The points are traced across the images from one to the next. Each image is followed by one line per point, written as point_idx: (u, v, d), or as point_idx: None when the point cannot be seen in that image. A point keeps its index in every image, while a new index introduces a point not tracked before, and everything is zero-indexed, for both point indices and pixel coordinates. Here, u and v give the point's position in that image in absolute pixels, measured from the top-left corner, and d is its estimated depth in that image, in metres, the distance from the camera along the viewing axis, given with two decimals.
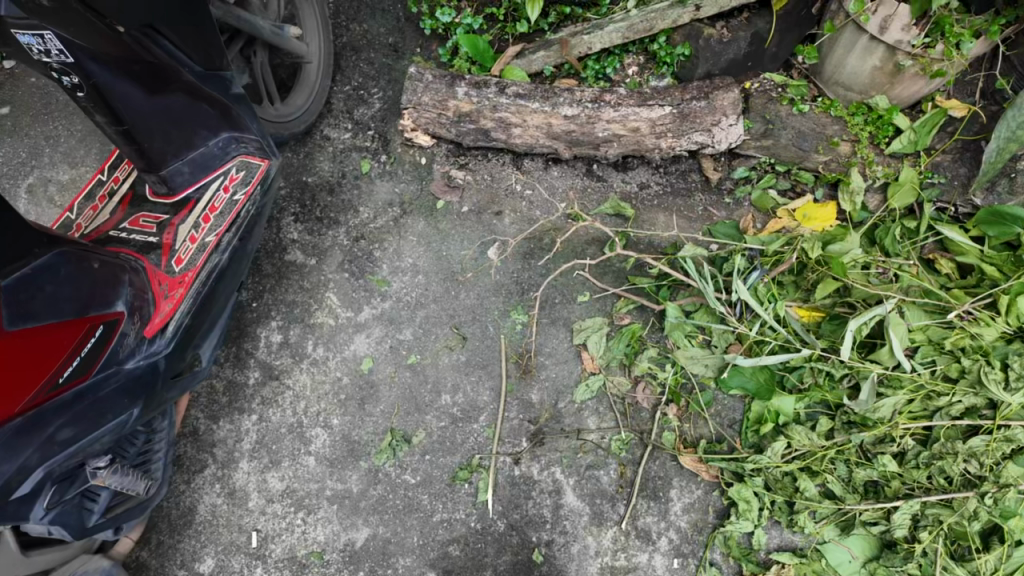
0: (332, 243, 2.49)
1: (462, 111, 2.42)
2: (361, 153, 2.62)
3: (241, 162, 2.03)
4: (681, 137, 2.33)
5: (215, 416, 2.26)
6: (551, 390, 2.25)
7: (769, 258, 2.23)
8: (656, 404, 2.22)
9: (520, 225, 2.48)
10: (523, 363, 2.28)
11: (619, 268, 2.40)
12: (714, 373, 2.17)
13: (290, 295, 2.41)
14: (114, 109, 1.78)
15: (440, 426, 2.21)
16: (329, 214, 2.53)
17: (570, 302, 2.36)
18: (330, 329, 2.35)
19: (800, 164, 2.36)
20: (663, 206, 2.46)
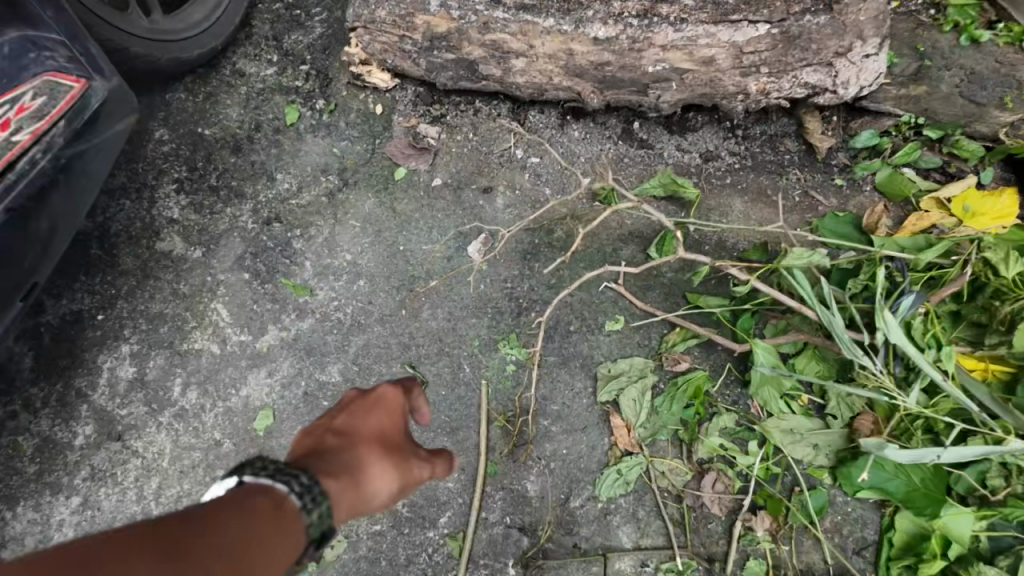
0: (232, 226, 1.63)
1: (434, 31, 1.53)
2: (288, 97, 1.75)
3: (46, 82, 1.12)
4: (783, 75, 1.45)
5: (18, 499, 1.46)
6: (559, 478, 1.42)
7: (922, 275, 1.38)
8: (732, 510, 1.39)
9: (518, 208, 1.62)
10: (515, 431, 1.46)
11: (670, 282, 1.52)
12: (828, 459, 1.36)
13: (155, 305, 1.56)
14: None
15: (374, 532, 1.42)
16: (230, 185, 1.68)
17: (590, 333, 1.50)
18: (211, 364, 1.52)
19: (964, 130, 1.50)
20: (738, 188, 1.62)
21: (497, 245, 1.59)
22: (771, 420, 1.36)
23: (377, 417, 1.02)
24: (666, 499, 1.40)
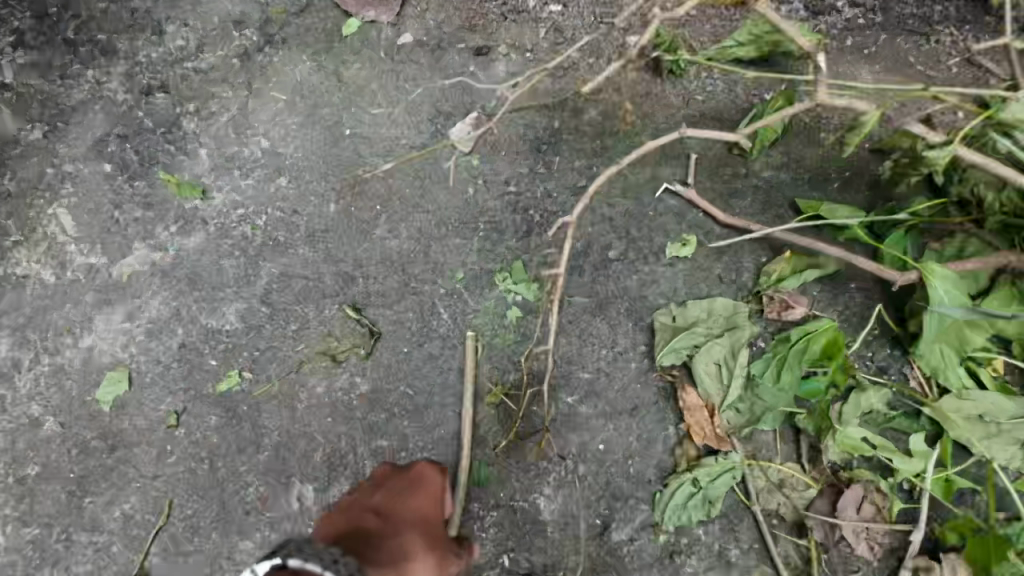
0: (89, 91, 1.04)
1: None
2: None
3: None
4: None
5: None
6: (590, 489, 0.91)
7: None
8: (889, 550, 0.89)
9: (521, 80, 1.02)
10: (518, 410, 0.93)
11: (771, 182, 0.98)
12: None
13: None
14: None
15: None
16: (84, 37, 1.05)
17: (639, 262, 0.95)
18: (42, 305, 0.97)
19: None
20: (877, 56, 0.99)
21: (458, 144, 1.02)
22: (948, 401, 0.86)
23: (416, 500, 0.86)
24: (767, 523, 0.89)
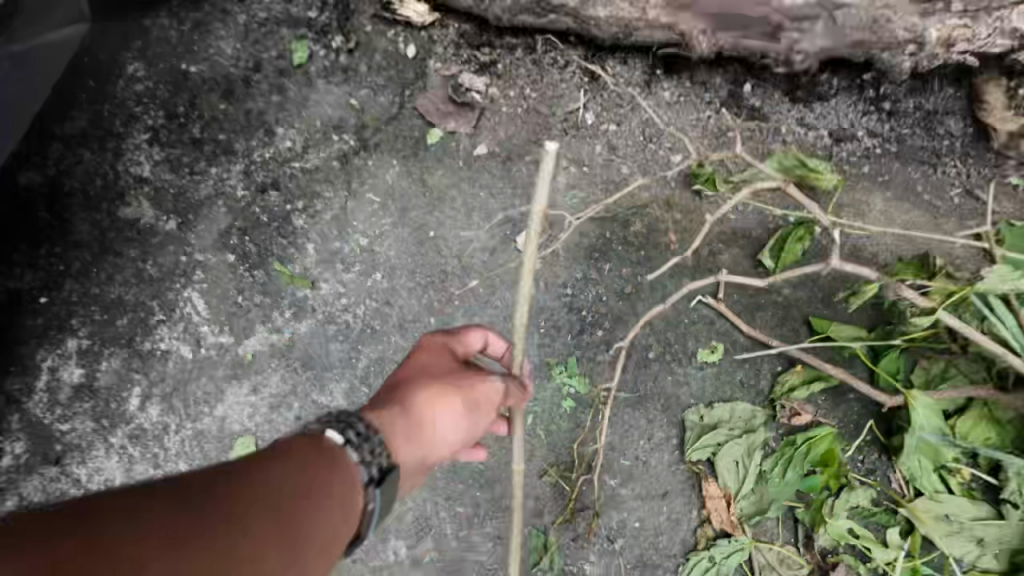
0: (215, 188, 1.24)
1: None
2: (285, 25, 1.24)
3: None
4: (980, 17, 1.05)
5: None
6: (628, 549, 1.16)
7: None
8: None
9: (585, 193, 1.21)
10: (571, 485, 1.16)
11: (790, 299, 1.16)
12: (997, 560, 1.06)
13: (117, 290, 1.23)
14: None
15: None
16: (213, 138, 1.24)
17: (676, 365, 1.16)
18: (181, 375, 1.24)
19: None
20: (881, 180, 1.21)
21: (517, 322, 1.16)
22: (922, 502, 1.08)
23: (427, 358, 1.00)
24: None
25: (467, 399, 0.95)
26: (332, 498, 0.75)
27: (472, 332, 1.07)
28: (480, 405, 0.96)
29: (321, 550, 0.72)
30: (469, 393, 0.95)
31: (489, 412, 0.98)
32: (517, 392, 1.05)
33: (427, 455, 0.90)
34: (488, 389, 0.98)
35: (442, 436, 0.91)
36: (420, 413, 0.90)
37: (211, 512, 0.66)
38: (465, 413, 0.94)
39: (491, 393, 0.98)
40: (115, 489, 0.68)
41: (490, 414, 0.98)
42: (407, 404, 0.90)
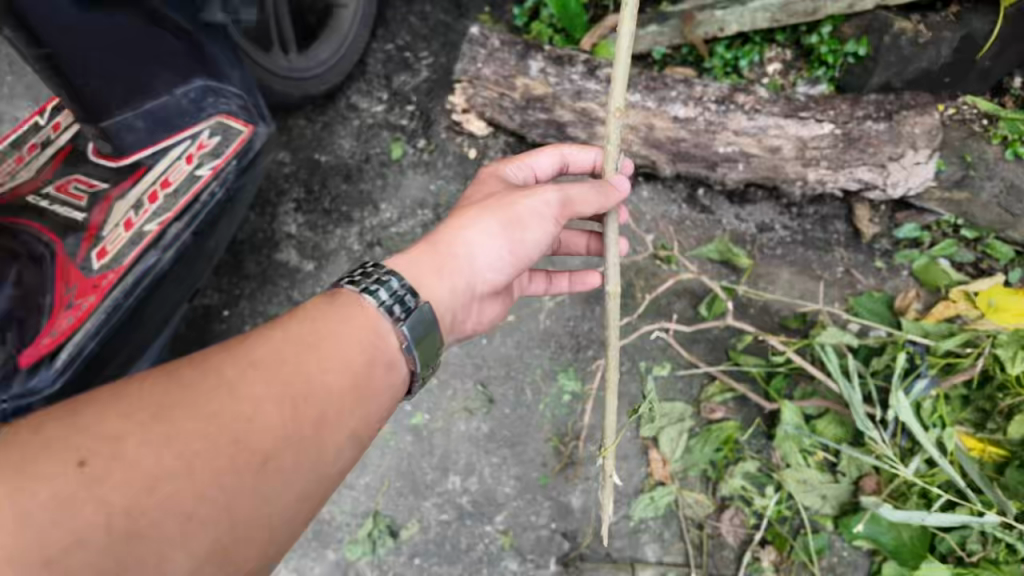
0: (337, 245, 1.89)
1: (532, 94, 1.77)
2: (394, 133, 1.96)
3: (218, 124, 1.43)
4: (838, 170, 1.61)
5: None
6: (600, 499, 1.60)
7: (941, 361, 1.58)
8: (745, 541, 1.58)
9: None
10: (566, 451, 1.64)
11: (716, 335, 1.71)
12: (833, 508, 1.57)
13: (273, 308, 1.85)
14: (27, 22, 1.19)
15: (441, 520, 1.62)
16: (341, 208, 1.91)
17: (640, 375, 1.69)
18: None
19: (998, 231, 1.66)
20: (789, 259, 1.77)
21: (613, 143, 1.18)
22: (789, 471, 1.57)
23: (486, 183, 1.26)
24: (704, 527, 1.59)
25: (499, 228, 1.11)
26: (457, 239, 1.10)
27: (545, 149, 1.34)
28: (524, 221, 1.12)
29: (353, 381, 0.84)
30: (508, 206, 1.13)
31: (540, 214, 1.13)
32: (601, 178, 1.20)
33: (454, 287, 1.07)
34: (530, 202, 1.13)
35: (472, 268, 1.10)
36: (447, 237, 1.11)
37: (206, 380, 0.77)
38: (496, 232, 1.11)
39: (535, 206, 1.13)
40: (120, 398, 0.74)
41: (545, 211, 1.13)
42: (444, 231, 1.12)
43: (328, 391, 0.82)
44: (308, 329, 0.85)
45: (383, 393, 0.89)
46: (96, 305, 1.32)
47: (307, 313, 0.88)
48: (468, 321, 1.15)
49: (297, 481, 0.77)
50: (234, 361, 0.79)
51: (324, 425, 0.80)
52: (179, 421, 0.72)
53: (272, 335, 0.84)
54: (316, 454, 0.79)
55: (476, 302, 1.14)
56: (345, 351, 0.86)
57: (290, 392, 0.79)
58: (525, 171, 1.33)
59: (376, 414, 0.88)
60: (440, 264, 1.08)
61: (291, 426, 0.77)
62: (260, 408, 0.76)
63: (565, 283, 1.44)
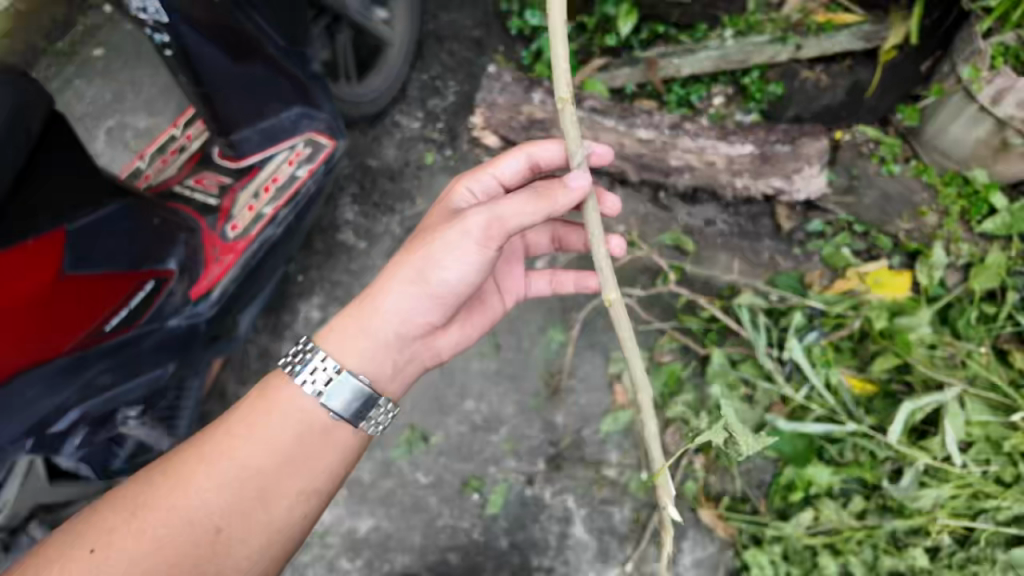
0: (384, 229, 2.42)
1: (534, 118, 2.35)
2: (427, 144, 2.52)
3: (308, 138, 2.03)
4: (756, 180, 2.20)
5: (243, 380, 2.27)
6: (576, 416, 2.18)
7: (830, 320, 2.14)
8: (684, 450, 2.14)
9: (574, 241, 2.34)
10: (554, 383, 2.21)
11: (668, 300, 2.28)
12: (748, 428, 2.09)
13: (335, 275, 2.37)
14: (197, 70, 1.78)
15: (460, 431, 2.19)
16: (386, 201, 2.45)
17: (611, 330, 2.26)
18: None
19: (880, 227, 2.21)
20: (727, 246, 2.31)
21: (580, 159, 1.36)
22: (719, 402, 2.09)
23: (436, 218, 1.52)
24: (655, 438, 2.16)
25: (410, 280, 1.38)
26: (378, 295, 1.39)
27: (511, 152, 1.52)
28: (438, 260, 1.36)
29: (292, 455, 1.28)
30: (423, 252, 1.37)
31: (455, 249, 1.36)
32: (558, 181, 1.37)
33: (378, 338, 1.38)
34: (443, 238, 1.36)
35: (390, 317, 1.38)
36: (373, 295, 1.39)
37: (221, 452, 1.25)
38: (409, 291, 1.38)
39: (452, 241, 1.35)
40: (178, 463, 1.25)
41: (459, 244, 1.35)
42: (375, 285, 1.41)
43: (274, 465, 1.26)
44: (259, 417, 1.29)
45: (324, 455, 1.32)
46: (235, 260, 1.85)
47: (260, 404, 1.31)
48: (405, 358, 1.44)
49: (248, 535, 1.23)
50: (205, 455, 1.25)
51: (271, 493, 1.26)
52: (169, 502, 1.20)
53: (240, 422, 1.29)
54: (266, 511, 1.25)
55: (407, 341, 1.42)
56: (287, 435, 1.28)
57: (245, 477, 1.24)
58: (489, 180, 1.53)
59: (320, 471, 1.31)
60: (365, 318, 1.38)
61: (242, 499, 1.23)
62: (213, 493, 1.22)
63: (571, 283, 1.84)
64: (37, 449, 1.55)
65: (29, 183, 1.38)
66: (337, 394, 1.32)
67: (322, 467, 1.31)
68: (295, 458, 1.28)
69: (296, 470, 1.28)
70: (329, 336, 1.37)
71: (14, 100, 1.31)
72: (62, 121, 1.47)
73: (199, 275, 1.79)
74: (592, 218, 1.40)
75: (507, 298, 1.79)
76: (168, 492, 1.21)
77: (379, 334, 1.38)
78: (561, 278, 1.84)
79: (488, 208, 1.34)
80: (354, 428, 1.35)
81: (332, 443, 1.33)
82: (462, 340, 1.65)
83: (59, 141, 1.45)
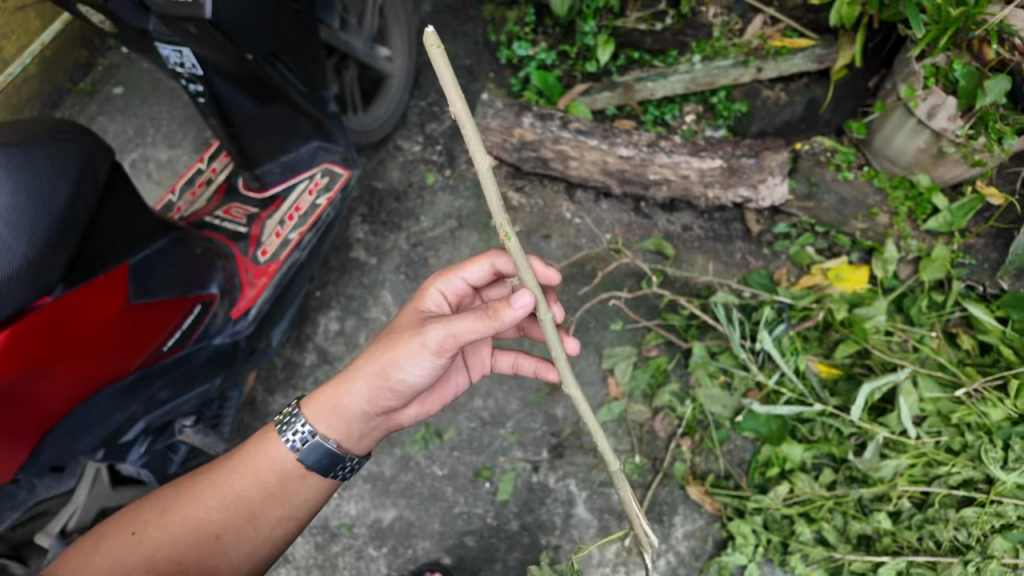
0: (392, 245, 2.64)
1: (525, 140, 2.54)
2: (428, 166, 2.74)
3: (325, 168, 2.25)
4: (726, 190, 2.47)
5: (272, 389, 2.50)
6: (575, 408, 2.42)
7: (796, 313, 2.39)
8: (672, 434, 2.38)
9: (566, 250, 2.59)
10: (553, 379, 2.45)
11: (654, 301, 2.53)
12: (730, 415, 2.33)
13: (349, 289, 2.60)
14: (226, 114, 2.03)
15: (470, 426, 2.42)
16: (393, 219, 2.68)
17: (602, 329, 2.50)
18: (383, 325, 2.54)
19: (837, 228, 2.48)
20: (704, 249, 2.57)
21: (530, 280, 1.32)
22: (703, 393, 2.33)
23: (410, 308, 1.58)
24: (647, 424, 2.40)
25: (374, 373, 1.42)
26: (347, 379, 1.45)
27: (478, 261, 1.61)
28: (400, 361, 1.41)
29: (275, 490, 1.43)
30: (388, 349, 1.42)
31: (416, 354, 1.40)
32: (507, 300, 1.33)
33: (342, 421, 1.44)
34: (406, 345, 1.40)
35: (357, 397, 1.44)
36: (342, 382, 1.45)
37: (224, 475, 1.43)
38: (371, 382, 1.43)
39: (413, 347, 1.39)
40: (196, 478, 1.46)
41: (418, 351, 1.39)
42: (345, 373, 1.47)
43: (261, 494, 1.42)
44: (255, 451, 1.45)
45: (302, 491, 1.45)
46: (268, 282, 2.08)
47: (256, 442, 1.47)
48: (368, 432, 1.50)
49: (241, 543, 1.41)
50: (212, 479, 1.44)
51: (257, 516, 1.42)
52: (182, 511, 1.41)
53: (243, 454, 1.46)
54: (252, 531, 1.41)
55: (372, 418, 1.47)
56: (272, 473, 1.43)
57: (236, 502, 1.40)
58: (458, 281, 1.62)
59: (299, 503, 1.46)
60: (337, 394, 1.45)
61: (234, 518, 1.40)
62: (213, 509, 1.40)
63: (531, 368, 1.84)
64: (107, 457, 1.84)
65: (98, 226, 1.61)
66: (311, 453, 1.42)
67: (300, 500, 1.46)
68: (278, 492, 1.43)
69: (280, 501, 1.43)
70: (311, 401, 1.46)
71: (84, 156, 1.53)
72: (120, 169, 1.69)
73: (237, 297, 2.03)
74: (548, 328, 1.37)
75: (472, 373, 1.81)
76: (184, 503, 1.42)
77: (348, 412, 1.44)
78: (522, 362, 1.84)
79: (447, 322, 1.37)
80: (323, 478, 1.45)
81: (308, 485, 1.45)
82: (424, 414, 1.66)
83: (120, 187, 1.68)
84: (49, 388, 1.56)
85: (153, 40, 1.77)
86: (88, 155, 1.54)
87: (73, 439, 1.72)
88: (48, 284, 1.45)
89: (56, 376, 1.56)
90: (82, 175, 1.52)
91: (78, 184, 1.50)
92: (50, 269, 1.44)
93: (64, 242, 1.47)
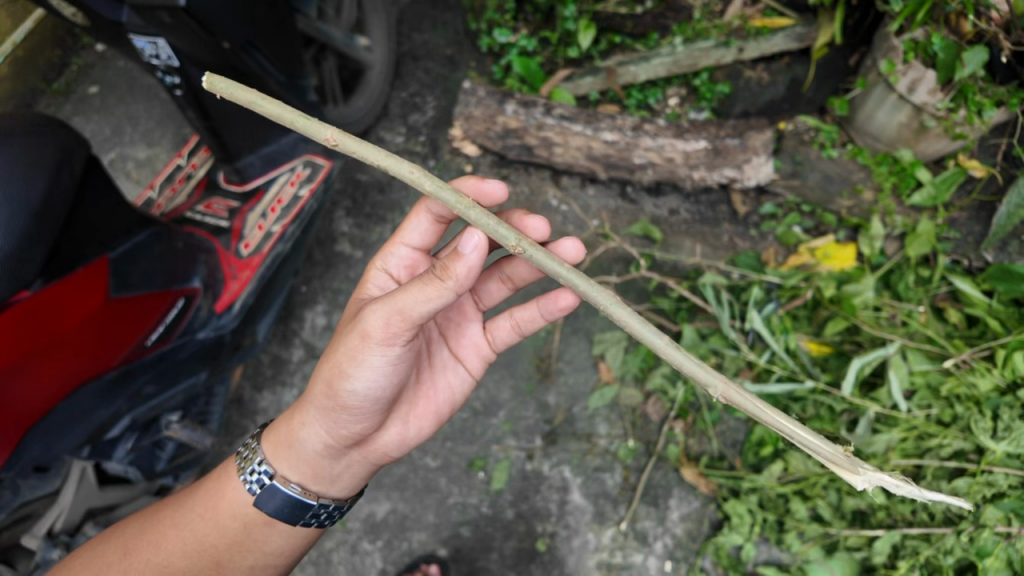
0: (379, 237, 2.61)
1: (509, 128, 2.54)
2: (411, 157, 2.70)
3: (307, 160, 2.24)
4: (711, 171, 2.47)
5: (259, 387, 2.47)
6: (567, 395, 2.41)
7: (785, 292, 2.41)
8: (665, 417, 2.38)
9: (553, 237, 2.57)
10: (545, 367, 2.43)
11: (644, 284, 2.52)
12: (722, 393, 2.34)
13: (337, 283, 2.56)
14: (203, 105, 1.98)
15: (462, 417, 2.40)
16: (378, 212, 2.64)
17: (593, 315, 2.49)
18: None
19: (823, 206, 2.49)
20: (691, 233, 2.56)
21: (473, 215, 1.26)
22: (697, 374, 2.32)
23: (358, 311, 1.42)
24: (641, 407, 2.39)
25: (324, 387, 1.33)
26: (298, 412, 1.39)
27: (414, 217, 1.58)
28: (347, 368, 1.29)
29: (240, 538, 1.39)
30: (335, 359, 1.31)
31: (361, 354, 1.27)
32: (455, 249, 1.19)
33: (303, 441, 1.37)
34: (347, 347, 1.28)
35: (313, 434, 1.37)
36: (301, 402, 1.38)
37: (188, 519, 1.40)
38: (323, 394, 1.33)
39: (357, 348, 1.27)
40: (161, 519, 1.41)
41: (364, 345, 1.26)
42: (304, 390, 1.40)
43: (226, 538, 1.38)
44: (219, 498, 1.40)
45: (271, 538, 1.42)
46: (251, 275, 2.05)
47: (216, 484, 1.43)
48: (337, 467, 1.42)
49: None
50: (175, 522, 1.40)
51: (225, 565, 1.38)
52: (146, 553, 1.36)
53: (207, 499, 1.42)
54: None
55: (328, 441, 1.38)
56: (234, 519, 1.39)
57: (200, 550, 1.37)
58: (403, 249, 1.60)
59: (269, 551, 1.42)
60: (292, 431, 1.39)
61: (199, 567, 1.37)
62: (178, 557, 1.36)
63: (535, 314, 1.63)
64: (93, 455, 1.80)
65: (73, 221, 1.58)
66: (271, 500, 1.39)
67: (270, 548, 1.42)
68: (244, 535, 1.39)
69: (250, 549, 1.40)
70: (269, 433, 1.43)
71: (58, 148, 1.50)
72: (96, 161, 1.66)
73: (220, 291, 1.99)
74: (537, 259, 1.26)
75: (469, 366, 1.65)
76: (143, 548, 1.37)
77: (308, 452, 1.38)
78: (525, 318, 1.64)
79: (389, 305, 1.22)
80: (292, 525, 1.42)
81: (277, 532, 1.42)
82: (415, 433, 1.54)
83: (95, 179, 1.65)
84: (33, 384, 1.52)
85: (127, 32, 1.70)
86: (62, 148, 1.51)
87: (59, 436, 1.66)
88: (27, 279, 1.42)
89: (36, 372, 1.52)
90: (60, 170, 1.49)
91: (54, 177, 1.47)
92: (27, 266, 1.40)
93: (43, 237, 1.44)
